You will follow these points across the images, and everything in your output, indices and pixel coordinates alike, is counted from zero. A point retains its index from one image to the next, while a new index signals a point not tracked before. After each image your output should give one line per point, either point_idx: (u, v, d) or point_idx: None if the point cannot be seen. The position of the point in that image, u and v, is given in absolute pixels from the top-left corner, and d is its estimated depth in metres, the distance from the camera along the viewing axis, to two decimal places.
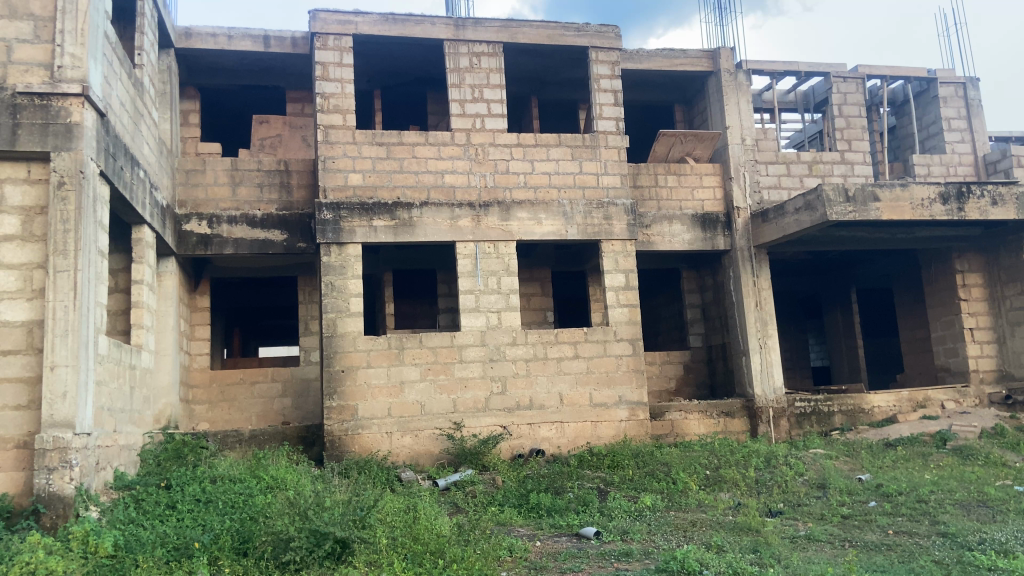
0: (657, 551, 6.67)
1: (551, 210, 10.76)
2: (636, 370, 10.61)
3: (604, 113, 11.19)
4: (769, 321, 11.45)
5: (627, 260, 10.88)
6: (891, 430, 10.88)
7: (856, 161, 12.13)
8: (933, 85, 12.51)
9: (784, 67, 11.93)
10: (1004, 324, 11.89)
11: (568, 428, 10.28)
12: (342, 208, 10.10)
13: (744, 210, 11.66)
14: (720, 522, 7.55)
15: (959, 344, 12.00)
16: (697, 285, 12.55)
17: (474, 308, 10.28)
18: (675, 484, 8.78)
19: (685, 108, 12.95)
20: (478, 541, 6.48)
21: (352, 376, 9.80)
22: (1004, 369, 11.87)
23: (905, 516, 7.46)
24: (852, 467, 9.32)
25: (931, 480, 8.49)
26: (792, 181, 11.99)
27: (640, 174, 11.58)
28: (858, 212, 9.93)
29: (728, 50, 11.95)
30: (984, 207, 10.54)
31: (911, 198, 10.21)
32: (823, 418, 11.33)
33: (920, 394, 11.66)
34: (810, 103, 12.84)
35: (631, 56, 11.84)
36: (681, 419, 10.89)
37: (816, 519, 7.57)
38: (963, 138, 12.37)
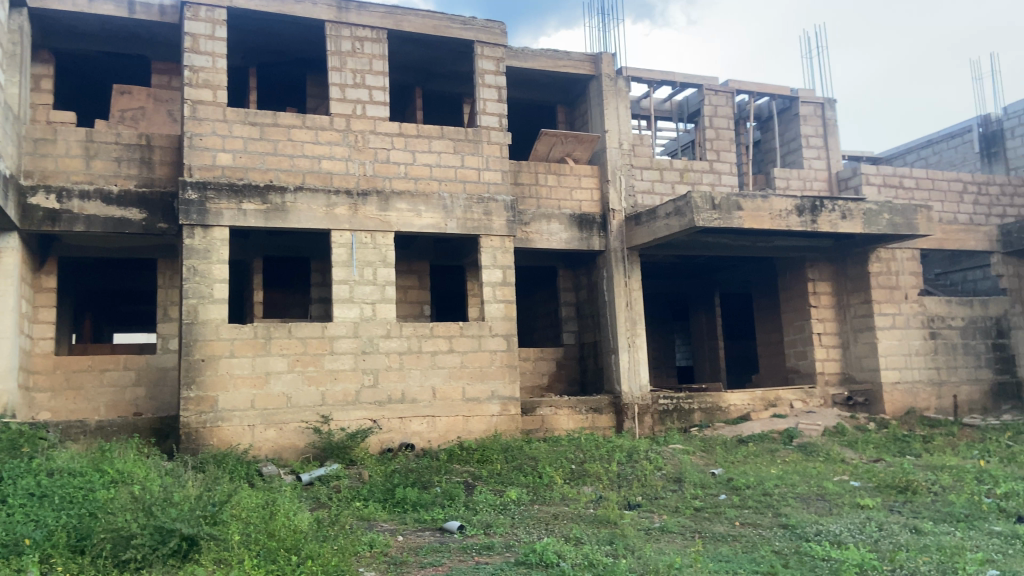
0: (518, 544, 6.76)
1: (431, 203, 10.67)
2: (509, 365, 10.69)
3: (487, 109, 11.20)
4: (638, 321, 11.81)
5: (505, 256, 10.95)
6: (744, 427, 11.49)
7: (724, 171, 12.72)
8: (795, 103, 13.32)
9: (661, 76, 12.36)
10: (848, 330, 12.83)
11: (440, 422, 10.24)
12: (209, 189, 9.60)
13: (619, 213, 11.99)
14: (580, 515, 7.74)
15: (809, 348, 12.80)
16: (573, 284, 12.82)
17: (347, 299, 10.04)
18: (541, 478, 8.92)
19: (568, 109, 13.18)
20: (336, 537, 6.32)
21: (213, 366, 9.34)
22: (848, 372, 12.79)
23: (751, 508, 7.92)
24: (706, 462, 9.78)
25: (776, 475, 9.05)
26: (664, 187, 12.41)
27: (521, 171, 11.73)
28: (722, 219, 10.45)
29: (609, 56, 12.25)
30: (834, 221, 11.27)
31: (770, 209, 10.86)
32: (684, 415, 11.83)
33: (772, 394, 12.33)
34: (683, 113, 13.43)
35: (516, 54, 11.92)
36: (551, 415, 11.11)
37: (671, 512, 7.91)
38: (819, 155, 13.25)
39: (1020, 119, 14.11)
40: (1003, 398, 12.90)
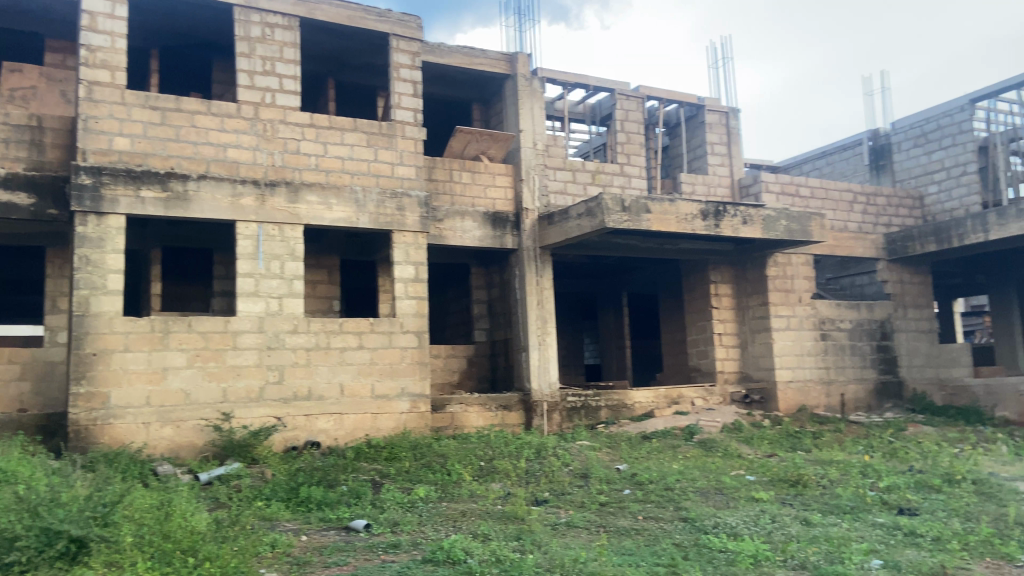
0: (425, 541, 6.74)
1: (343, 196, 10.47)
2: (420, 362, 10.62)
3: (402, 103, 11.08)
4: (548, 320, 11.95)
5: (418, 252, 10.86)
6: (648, 424, 11.82)
7: (634, 174, 13.03)
8: (702, 111, 13.79)
9: (575, 78, 12.55)
10: (746, 330, 13.40)
11: (347, 420, 10.07)
12: (104, 174, 9.11)
13: (532, 211, 12.10)
14: (488, 511, 7.79)
15: (710, 347, 13.29)
16: (485, 281, 12.86)
17: (252, 293, 9.73)
18: (450, 475, 8.92)
19: (483, 107, 13.21)
20: (236, 538, 6.12)
21: (106, 361, 8.86)
22: (746, 371, 13.36)
23: (653, 503, 8.16)
24: (612, 458, 10.01)
25: (678, 470, 9.36)
26: (576, 188, 12.60)
27: (435, 167, 11.69)
28: (631, 221, 10.74)
29: (525, 56, 12.35)
30: (736, 226, 11.75)
31: (677, 213, 11.22)
32: (591, 412, 12.05)
33: (675, 392, 12.73)
34: (596, 116, 13.70)
35: (431, 49, 11.85)
36: (461, 412, 11.12)
37: (577, 507, 8.06)
38: (723, 162, 13.77)
39: (906, 135, 15.01)
40: (885, 396, 13.74)
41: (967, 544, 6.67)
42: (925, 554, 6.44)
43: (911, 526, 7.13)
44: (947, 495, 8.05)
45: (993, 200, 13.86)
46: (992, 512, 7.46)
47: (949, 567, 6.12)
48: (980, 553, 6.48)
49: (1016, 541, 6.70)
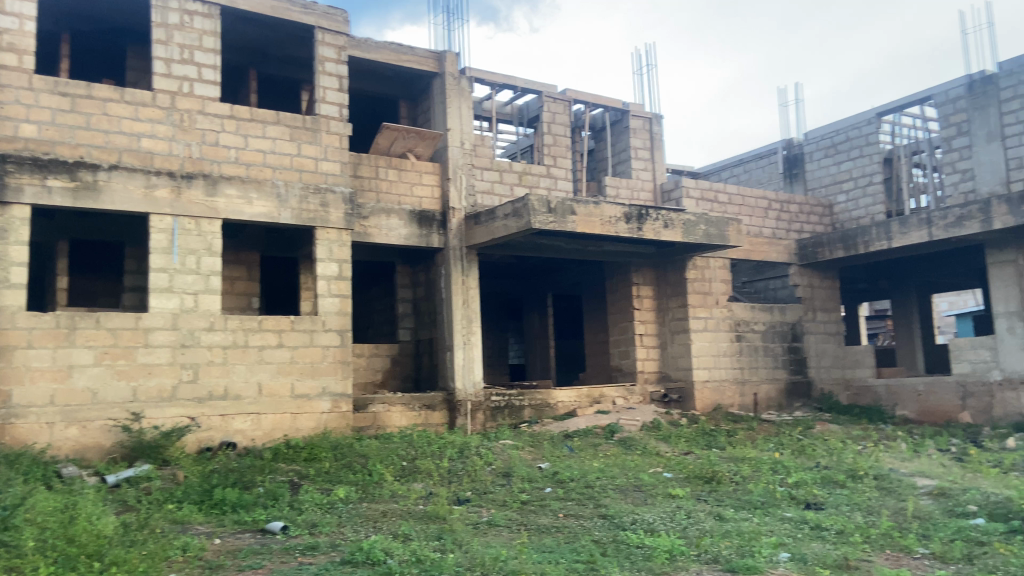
0: (344, 543, 6.64)
1: (264, 190, 10.21)
2: (342, 361, 10.45)
3: (327, 98, 10.89)
4: (473, 319, 11.94)
5: (342, 249, 10.68)
6: (570, 423, 11.98)
7: (560, 176, 13.17)
8: (626, 116, 14.06)
9: (503, 79, 12.60)
10: (666, 331, 13.74)
11: (265, 420, 9.82)
12: (8, 162, 8.63)
13: (458, 211, 12.07)
14: (410, 511, 7.74)
15: (631, 348, 13.57)
16: (410, 280, 12.77)
17: (166, 289, 9.37)
18: (371, 476, 8.81)
19: (410, 105, 13.12)
20: (146, 541, 5.90)
21: (6, 358, 8.40)
22: (665, 371, 13.69)
23: (573, 501, 8.28)
24: (534, 457, 10.09)
25: (598, 468, 9.52)
26: (503, 188, 12.64)
27: (361, 164, 11.54)
28: (557, 222, 10.86)
29: (453, 55, 12.32)
30: (658, 229, 12.03)
31: (601, 215, 11.41)
32: (514, 411, 12.12)
33: (596, 391, 12.94)
34: (523, 118, 13.80)
35: (358, 43, 11.69)
36: (384, 411, 11.00)
37: (498, 506, 8.10)
38: (646, 167, 14.08)
39: (817, 145, 15.67)
40: (795, 395, 14.33)
41: (868, 537, 7.02)
42: (829, 547, 6.75)
43: (817, 520, 7.46)
44: (850, 490, 8.46)
45: (895, 210, 14.61)
46: (891, 505, 7.88)
47: (851, 558, 6.43)
48: (881, 545, 6.83)
49: (912, 533, 7.10)
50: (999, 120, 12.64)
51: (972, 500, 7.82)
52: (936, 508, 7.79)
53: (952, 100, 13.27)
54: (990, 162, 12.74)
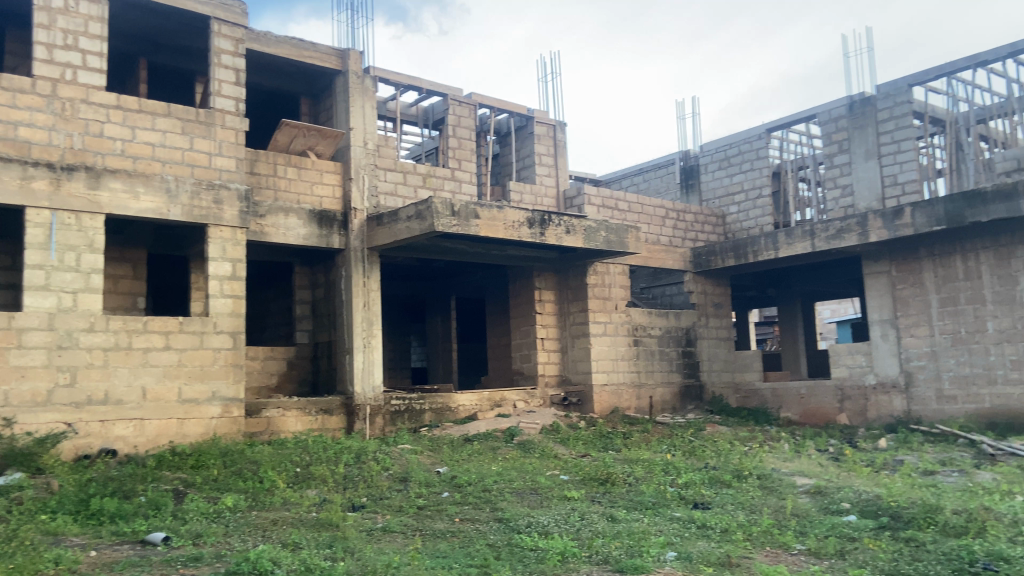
0: (230, 553, 6.38)
1: (151, 185, 9.73)
2: (234, 365, 10.08)
3: (222, 91, 10.49)
4: (374, 322, 11.75)
5: (236, 249, 10.30)
6: (471, 426, 11.97)
7: (464, 180, 13.15)
8: (531, 122, 14.22)
9: (408, 80, 12.49)
10: (567, 336, 13.95)
11: (149, 426, 9.35)
12: None
13: (360, 211, 11.86)
14: (301, 519, 7.54)
15: (532, 351, 13.70)
16: (309, 281, 12.46)
17: (41, 287, 8.80)
18: (262, 483, 8.52)
19: (311, 101, 12.83)
20: (11, 555, 5.52)
21: None
22: (565, 375, 13.90)
23: (470, 505, 8.27)
24: (432, 461, 10.03)
25: (496, 471, 9.56)
26: (406, 190, 12.49)
27: (258, 160, 11.19)
28: (460, 226, 10.86)
29: (357, 53, 12.12)
30: (560, 235, 12.21)
31: (505, 220, 11.48)
32: (414, 415, 12.00)
33: (498, 394, 12.99)
34: (428, 120, 13.74)
35: (257, 36, 11.34)
36: (278, 416, 10.69)
37: (394, 511, 8.01)
38: (550, 173, 14.26)
39: (712, 158, 16.30)
40: (689, 398, 14.84)
41: (750, 535, 7.33)
42: (714, 545, 7.01)
43: (704, 519, 7.74)
44: (735, 489, 8.83)
45: (783, 221, 15.36)
46: (772, 504, 8.27)
47: (732, 556, 6.69)
48: (761, 543, 7.14)
49: (790, 530, 7.46)
50: (876, 139, 13.49)
51: (845, 497, 8.30)
52: (813, 506, 8.22)
53: (835, 119, 14.09)
54: (867, 178, 13.58)
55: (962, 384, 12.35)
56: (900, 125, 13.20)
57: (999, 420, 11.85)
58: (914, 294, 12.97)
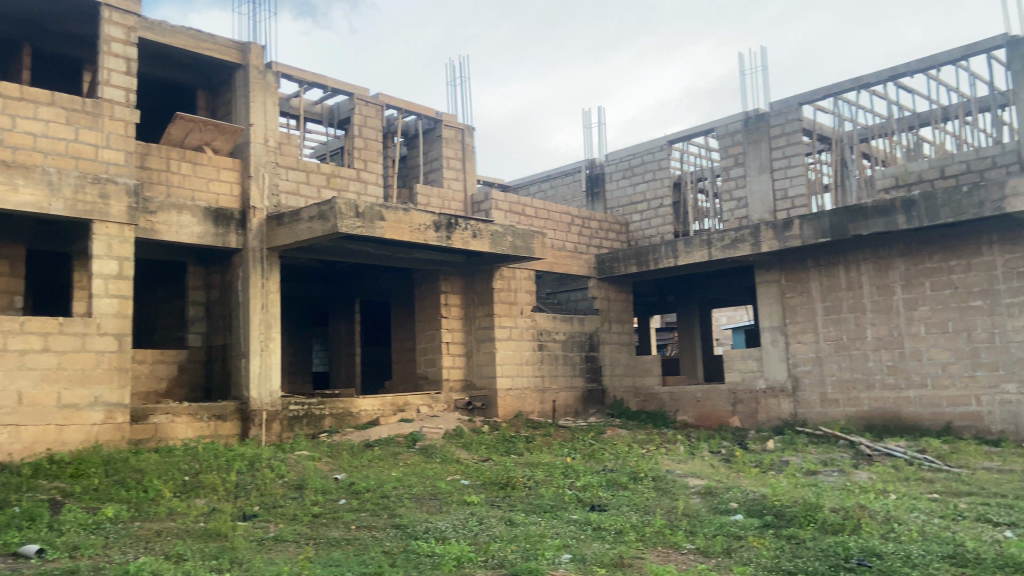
0: (109, 565, 6.04)
1: (31, 176, 9.13)
2: (119, 368, 9.57)
3: (111, 80, 9.97)
4: (272, 324, 11.41)
5: (123, 246, 9.79)
6: (372, 432, 11.78)
7: (370, 181, 12.97)
8: (439, 125, 14.17)
9: (312, 77, 12.22)
10: (472, 340, 13.95)
11: (24, 432, 8.76)
12: None
13: (260, 211, 11.49)
14: (188, 529, 7.22)
15: (437, 356, 13.62)
16: (204, 282, 11.98)
17: None
18: (147, 492, 8.11)
19: (209, 95, 12.37)
20: None
21: None
22: (469, 379, 13.88)
23: (367, 511, 8.13)
24: (330, 468, 9.82)
25: (396, 477, 9.43)
26: (309, 190, 12.20)
27: (149, 154, 10.70)
28: (364, 227, 10.69)
29: (258, 47, 11.76)
30: (466, 239, 12.19)
31: (410, 222, 11.37)
32: (314, 421, 11.70)
33: (401, 399, 12.84)
34: (333, 119, 13.49)
35: (151, 25, 10.84)
36: (167, 422, 10.23)
37: (287, 520, 7.78)
38: (457, 177, 14.24)
39: (616, 167, 16.66)
40: (590, 402, 15.11)
41: (643, 535, 7.51)
42: (607, 547, 7.14)
43: (599, 521, 7.88)
44: (631, 491, 9.03)
45: (682, 231, 15.87)
46: (665, 505, 8.50)
47: (625, 557, 6.83)
48: (653, 543, 7.32)
49: (681, 530, 7.68)
50: (768, 154, 14.13)
51: (734, 497, 8.62)
52: (703, 505, 8.51)
53: (731, 133, 14.69)
54: (760, 191, 14.20)
55: (843, 388, 13.06)
56: (791, 141, 13.88)
57: (876, 422, 12.62)
58: (802, 303, 13.65)
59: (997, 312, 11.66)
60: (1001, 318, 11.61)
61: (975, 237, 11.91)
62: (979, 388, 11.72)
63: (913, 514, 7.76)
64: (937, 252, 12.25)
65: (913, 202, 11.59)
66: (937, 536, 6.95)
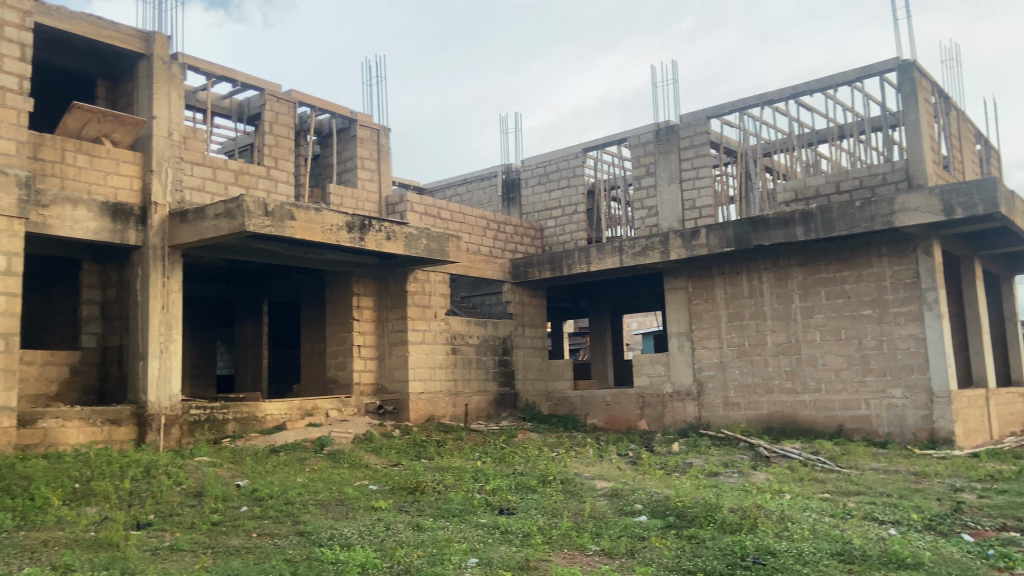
0: None
1: None
2: (5, 370, 8.98)
3: (4, 66, 9.40)
4: (174, 325, 10.95)
5: (12, 241, 9.20)
6: (278, 436, 11.46)
7: (280, 179, 12.65)
8: (353, 125, 13.96)
9: (222, 71, 11.83)
10: (384, 343, 13.79)
11: None
12: None
13: (162, 207, 11.03)
14: (77, 540, 6.83)
15: (347, 359, 13.40)
16: (100, 280, 11.40)
17: None
18: (33, 501, 7.64)
19: (110, 85, 11.78)
20: None
21: None
22: (381, 383, 13.71)
23: (270, 519, 7.90)
24: (232, 474, 9.49)
25: (301, 483, 9.21)
26: (215, 186, 11.78)
27: (44, 145, 10.14)
28: (273, 226, 10.41)
29: (164, 37, 11.30)
30: (380, 240, 12.05)
31: (322, 223, 11.14)
32: (216, 425, 11.29)
33: (309, 403, 12.56)
34: (243, 114, 13.10)
35: (48, 10, 10.27)
36: (57, 427, 9.66)
37: (185, 528, 7.47)
38: (372, 178, 14.06)
39: (532, 173, 16.82)
40: (503, 406, 15.17)
41: (550, 538, 7.58)
42: (514, 550, 7.17)
43: (507, 525, 7.91)
44: (539, 494, 9.11)
45: (595, 237, 16.16)
46: (573, 507, 8.62)
47: (531, 560, 6.88)
48: (560, 545, 7.41)
49: (588, 532, 7.80)
50: (678, 165, 14.56)
51: (639, 499, 8.83)
52: (610, 507, 8.68)
53: (643, 143, 15.08)
54: (670, 200, 14.61)
55: (744, 392, 13.57)
56: (699, 153, 14.34)
57: (774, 425, 13.20)
58: (707, 309, 14.13)
59: (885, 320, 12.34)
60: (889, 326, 12.30)
61: (866, 249, 12.59)
62: (868, 393, 12.39)
63: (806, 513, 8.12)
64: (832, 262, 12.89)
65: (810, 215, 12.16)
66: (828, 534, 7.30)
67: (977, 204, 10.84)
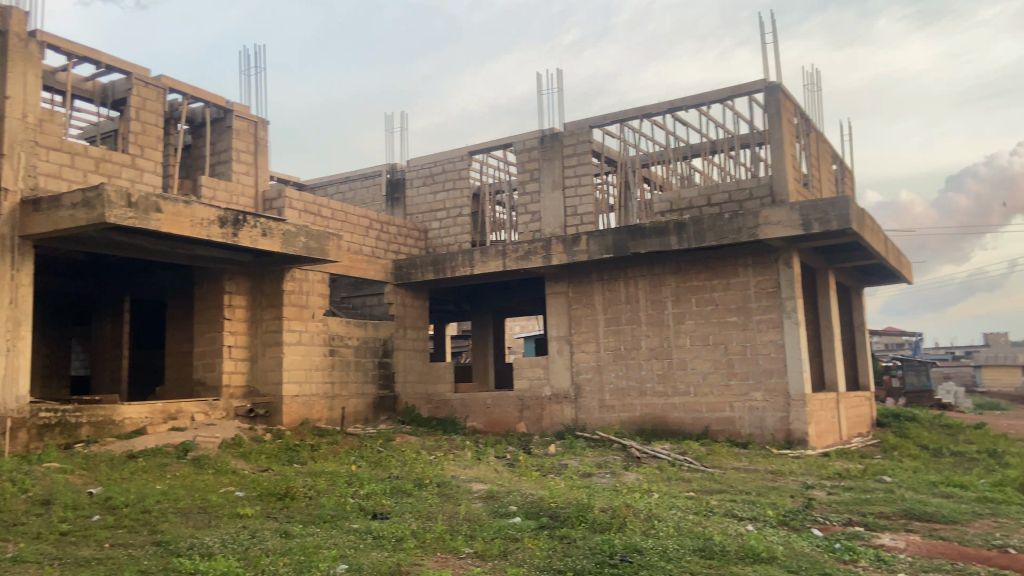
0: None
1: None
2: None
3: None
4: (22, 321, 10.08)
5: None
6: (137, 441, 10.78)
7: (147, 169, 11.94)
8: (229, 116, 13.37)
9: (85, 51, 11.03)
10: (257, 344, 13.27)
11: None
12: None
13: (13, 193, 10.14)
14: None
15: (217, 360, 12.79)
16: None
17: None
18: None
19: None
20: None
21: None
22: (252, 385, 13.17)
23: (125, 528, 7.40)
24: (84, 482, 8.83)
25: (160, 490, 8.68)
26: (74, 173, 10.95)
27: None
28: (137, 218, 9.78)
29: (20, 11, 10.41)
30: (255, 236, 11.58)
31: (191, 216, 10.58)
32: (68, 430, 10.48)
33: (173, 406, 11.91)
34: (107, 98, 12.26)
35: None
36: None
37: (28, 540, 6.87)
38: (248, 171, 13.51)
39: (417, 174, 16.67)
40: (381, 409, 14.93)
41: (423, 542, 7.51)
42: (385, 555, 7.04)
43: (379, 529, 7.77)
44: (414, 498, 9.00)
45: (478, 240, 16.20)
46: (447, 510, 8.57)
47: (402, 564, 6.77)
48: (433, 549, 7.34)
49: (461, 535, 7.78)
50: (561, 172, 14.83)
51: (513, 501, 8.91)
52: (485, 509, 8.69)
53: (528, 149, 15.27)
54: (553, 206, 14.87)
55: (619, 395, 13.99)
56: (581, 161, 14.67)
57: (646, 426, 13.67)
58: (586, 313, 14.47)
59: (749, 327, 13.04)
60: (752, 333, 13.00)
61: (733, 260, 13.26)
62: (732, 395, 13.05)
63: (672, 511, 8.44)
64: (703, 271, 13.49)
65: (683, 225, 12.69)
66: (691, 531, 7.61)
67: (832, 220, 11.63)
